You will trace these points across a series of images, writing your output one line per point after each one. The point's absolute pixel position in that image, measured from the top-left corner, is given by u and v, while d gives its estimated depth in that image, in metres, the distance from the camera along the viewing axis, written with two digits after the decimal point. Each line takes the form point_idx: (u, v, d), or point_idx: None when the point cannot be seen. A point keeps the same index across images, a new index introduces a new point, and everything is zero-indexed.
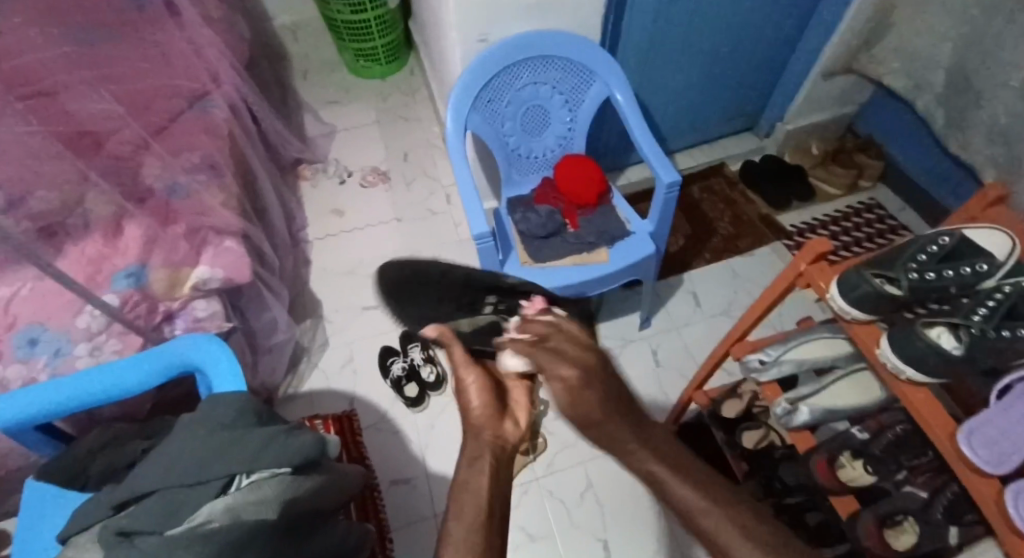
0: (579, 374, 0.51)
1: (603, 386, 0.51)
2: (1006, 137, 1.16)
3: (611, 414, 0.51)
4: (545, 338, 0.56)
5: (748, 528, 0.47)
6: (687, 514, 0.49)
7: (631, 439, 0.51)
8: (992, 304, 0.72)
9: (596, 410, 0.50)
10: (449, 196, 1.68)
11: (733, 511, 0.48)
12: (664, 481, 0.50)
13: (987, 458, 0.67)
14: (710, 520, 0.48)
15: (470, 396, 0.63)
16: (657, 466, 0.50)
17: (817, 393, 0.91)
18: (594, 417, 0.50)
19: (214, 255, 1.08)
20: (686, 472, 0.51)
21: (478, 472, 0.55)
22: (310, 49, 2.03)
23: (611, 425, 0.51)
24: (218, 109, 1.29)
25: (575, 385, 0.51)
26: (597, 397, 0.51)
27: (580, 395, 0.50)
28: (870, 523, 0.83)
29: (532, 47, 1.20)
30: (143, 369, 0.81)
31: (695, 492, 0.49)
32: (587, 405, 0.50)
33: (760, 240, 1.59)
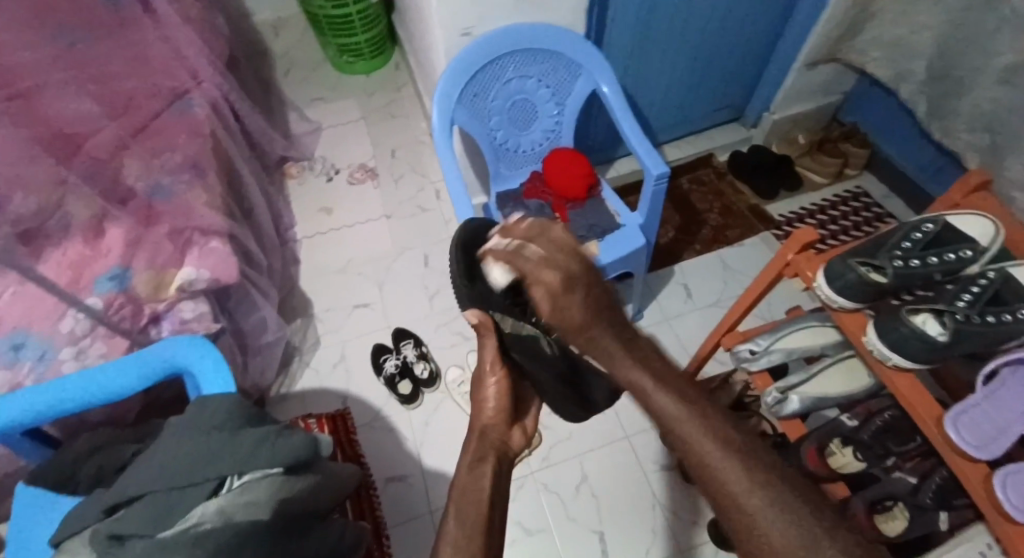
0: (561, 280, 0.53)
1: (587, 293, 0.54)
2: (988, 123, 1.17)
3: (594, 319, 0.53)
4: (527, 242, 0.58)
5: (720, 434, 0.49)
6: (664, 420, 0.51)
7: (616, 350, 0.54)
8: (977, 291, 0.74)
9: (578, 319, 0.53)
10: (438, 192, 1.67)
11: (709, 419, 0.50)
12: (647, 390, 0.52)
13: (975, 443, 0.68)
14: (686, 425, 0.49)
15: (486, 399, 0.71)
16: (641, 377, 0.52)
17: (807, 382, 0.92)
18: (576, 321, 0.53)
19: (199, 256, 1.07)
20: (668, 382, 0.52)
21: (479, 475, 0.61)
22: (293, 45, 2.00)
23: (592, 333, 0.54)
24: (200, 108, 1.27)
25: (558, 292, 0.53)
26: (579, 309, 0.53)
27: (563, 301, 0.53)
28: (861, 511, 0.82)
29: (519, 41, 1.19)
30: (131, 373, 0.80)
31: (674, 401, 0.51)
32: (569, 311, 0.53)
33: (749, 231, 1.60)
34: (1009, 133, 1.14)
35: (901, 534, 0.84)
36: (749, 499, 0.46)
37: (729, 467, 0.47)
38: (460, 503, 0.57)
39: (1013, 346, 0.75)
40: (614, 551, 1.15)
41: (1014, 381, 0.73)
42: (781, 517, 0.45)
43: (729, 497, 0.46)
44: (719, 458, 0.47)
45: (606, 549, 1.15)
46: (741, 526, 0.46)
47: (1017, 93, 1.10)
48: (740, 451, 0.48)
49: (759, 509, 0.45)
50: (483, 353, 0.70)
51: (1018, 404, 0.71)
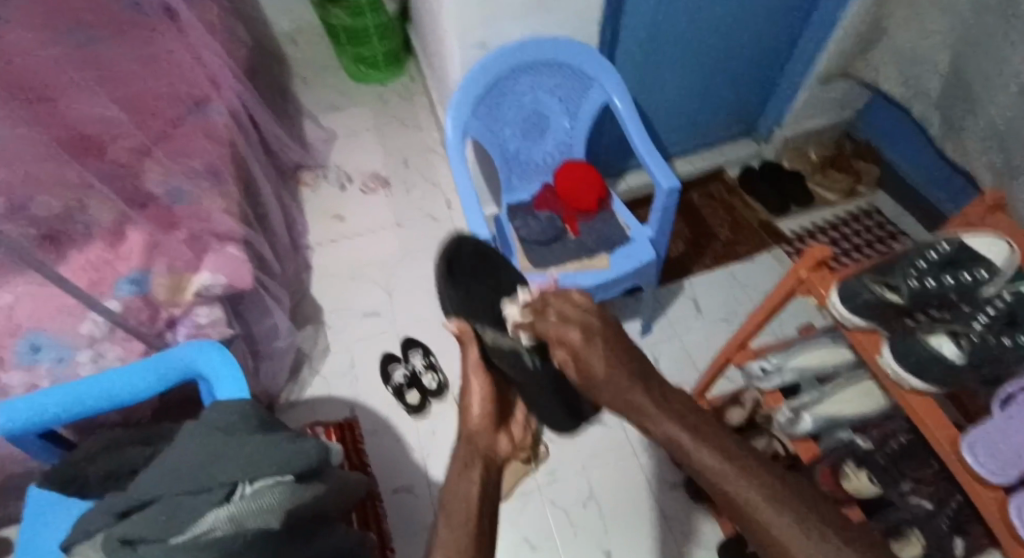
0: (580, 335, 0.57)
1: (607, 345, 0.56)
2: (1004, 143, 1.17)
3: (617, 372, 0.55)
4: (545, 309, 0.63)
5: (764, 485, 0.48)
6: (710, 479, 0.50)
7: (646, 402, 0.54)
8: (993, 314, 0.74)
9: (601, 370, 0.55)
10: (449, 202, 1.68)
11: (753, 473, 0.49)
12: (686, 446, 0.52)
13: (991, 467, 0.67)
14: (733, 484, 0.48)
15: (472, 402, 0.69)
16: (678, 430, 0.52)
17: (819, 400, 0.92)
18: (598, 376, 0.55)
19: (216, 261, 1.08)
20: (703, 435, 0.52)
21: (469, 485, 0.58)
22: (310, 55, 2.03)
23: (619, 388, 0.54)
24: (220, 115, 1.30)
25: (580, 349, 0.56)
26: (598, 359, 0.55)
27: (585, 354, 0.56)
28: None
29: (534, 54, 1.21)
30: (147, 376, 0.81)
31: (713, 455, 0.50)
32: (590, 364, 0.55)
33: (759, 246, 1.60)
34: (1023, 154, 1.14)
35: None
36: (805, 552, 0.45)
37: (778, 518, 0.47)
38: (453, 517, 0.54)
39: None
40: None
41: None
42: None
43: (785, 552, 0.46)
44: (769, 512, 0.47)
45: None
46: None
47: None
48: (788, 502, 0.47)
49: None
50: (467, 356, 0.71)
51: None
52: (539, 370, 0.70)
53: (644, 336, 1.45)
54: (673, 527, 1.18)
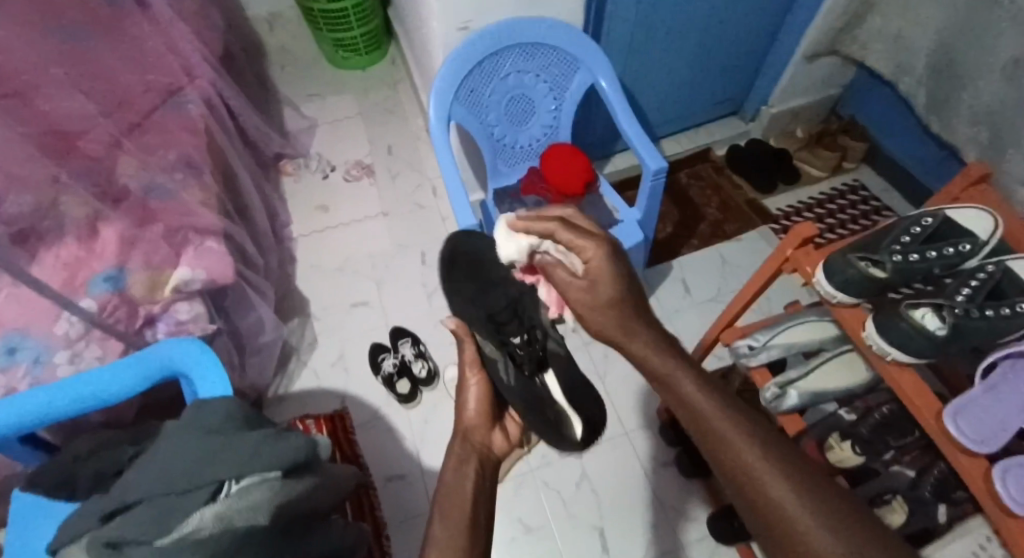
0: (598, 252, 0.59)
1: (618, 267, 0.59)
2: (988, 116, 1.17)
3: (623, 299, 0.58)
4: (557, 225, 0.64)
5: (748, 431, 0.50)
6: (694, 411, 0.53)
7: (644, 333, 0.57)
8: (976, 284, 0.74)
9: (611, 294, 0.58)
10: (435, 189, 1.66)
11: (736, 413, 0.52)
12: (679, 384, 0.54)
13: (976, 438, 0.68)
14: (713, 415, 0.52)
15: (470, 396, 0.73)
16: (679, 371, 0.54)
17: (806, 376, 0.91)
18: (609, 302, 0.58)
19: (195, 256, 1.07)
20: (704, 382, 0.54)
21: (463, 478, 0.61)
22: (287, 41, 1.98)
23: (622, 313, 0.57)
24: (194, 106, 1.27)
25: (599, 264, 0.59)
26: (609, 283, 0.58)
27: (598, 273, 0.59)
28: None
29: (516, 35, 1.18)
30: (127, 377, 0.79)
31: (705, 398, 0.53)
32: (602, 282, 0.58)
33: (746, 224, 1.60)
34: (1006, 126, 1.14)
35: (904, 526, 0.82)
36: (769, 477, 0.47)
37: (759, 462, 0.48)
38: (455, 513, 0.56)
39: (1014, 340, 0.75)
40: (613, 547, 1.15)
41: (1014, 374, 0.73)
42: (818, 518, 0.44)
43: (757, 488, 0.47)
44: (741, 440, 0.49)
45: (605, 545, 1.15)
46: (774, 519, 0.46)
47: (1014, 84, 1.10)
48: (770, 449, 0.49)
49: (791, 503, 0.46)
50: (464, 353, 0.75)
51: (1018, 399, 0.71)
52: (513, 386, 0.71)
53: None
54: (668, 507, 1.19)
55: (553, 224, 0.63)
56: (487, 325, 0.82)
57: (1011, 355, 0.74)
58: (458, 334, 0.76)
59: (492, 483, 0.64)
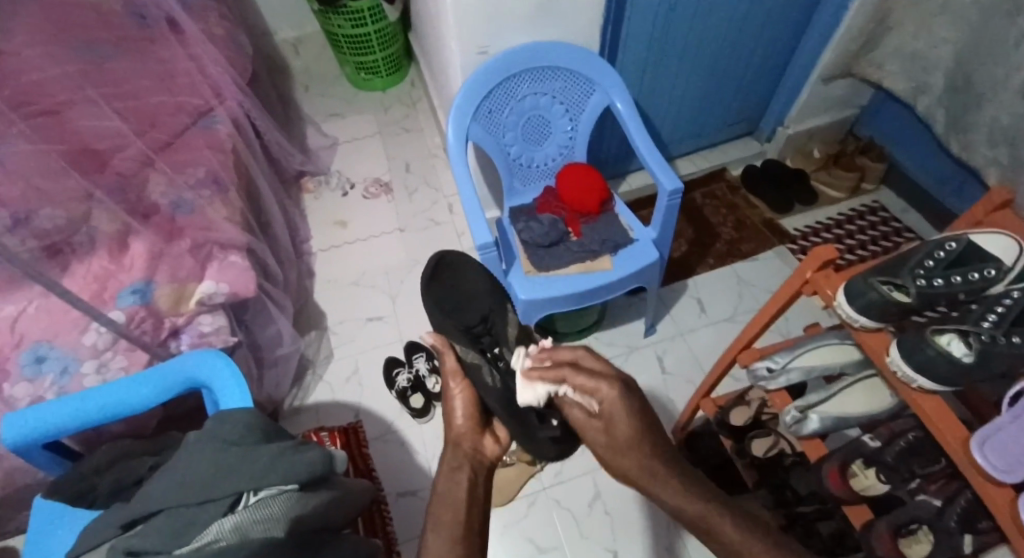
0: (614, 393, 0.71)
1: (631, 405, 0.71)
2: (1009, 136, 1.16)
3: (642, 434, 0.70)
4: (574, 363, 0.76)
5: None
6: (728, 545, 0.62)
7: (665, 469, 0.68)
8: (1002, 310, 0.72)
9: (629, 431, 0.69)
10: (451, 205, 1.68)
11: (765, 537, 0.62)
12: (713, 522, 0.64)
13: (1001, 467, 0.66)
14: (746, 545, 0.61)
15: (456, 404, 0.77)
16: (707, 509, 0.64)
17: (827, 400, 0.90)
18: (631, 438, 0.69)
19: (218, 270, 1.09)
20: (736, 520, 0.64)
21: (456, 485, 0.65)
22: (311, 63, 2.04)
23: (642, 450, 0.69)
24: (222, 125, 1.31)
25: (613, 400, 0.71)
26: (626, 423, 0.70)
27: (612, 412, 0.71)
28: (884, 531, 0.82)
29: (535, 58, 1.21)
30: (148, 387, 0.81)
31: (737, 531, 0.62)
32: (618, 425, 0.70)
33: (763, 244, 1.59)
34: None
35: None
36: None
37: None
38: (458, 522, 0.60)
39: None
40: None
41: None
42: None
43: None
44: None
45: None
46: None
47: None
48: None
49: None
50: (445, 363, 0.78)
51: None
52: (493, 387, 0.79)
53: (647, 335, 1.44)
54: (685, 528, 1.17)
55: (565, 369, 0.75)
56: (468, 335, 0.91)
57: None
58: (438, 347, 0.78)
59: (484, 486, 0.68)
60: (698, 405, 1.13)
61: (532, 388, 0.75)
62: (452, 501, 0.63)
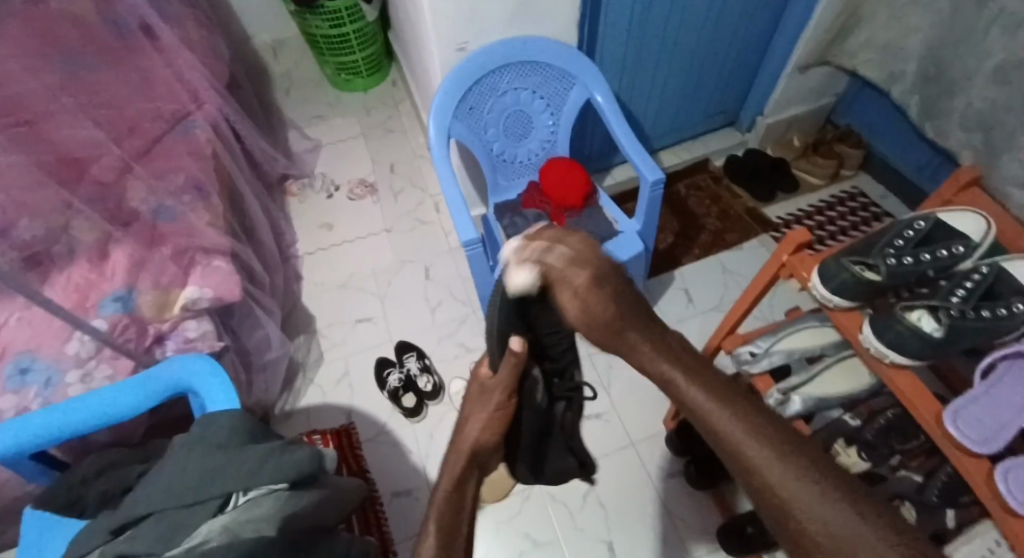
0: (588, 276, 0.45)
1: (614, 287, 0.46)
2: (981, 120, 1.18)
3: (622, 313, 0.45)
4: (551, 241, 0.47)
5: (772, 436, 0.41)
6: (697, 412, 0.43)
7: (640, 341, 0.46)
8: (971, 285, 0.75)
9: (610, 316, 0.45)
10: (437, 205, 1.69)
11: (745, 408, 0.42)
12: (676, 383, 0.44)
13: (976, 438, 0.68)
14: (723, 421, 0.41)
15: (486, 413, 0.57)
16: (674, 370, 0.45)
17: (808, 382, 0.91)
18: (610, 319, 0.45)
19: (202, 276, 1.08)
20: (715, 388, 0.43)
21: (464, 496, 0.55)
22: (292, 66, 2.03)
23: (623, 332, 0.45)
24: (201, 130, 1.30)
25: (593, 280, 0.45)
26: (609, 307, 0.45)
27: (593, 303, 0.45)
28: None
29: (512, 52, 1.21)
30: (136, 394, 0.80)
31: (711, 396, 0.43)
32: (597, 308, 0.45)
33: (746, 234, 1.61)
34: (998, 129, 1.15)
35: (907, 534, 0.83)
36: (808, 499, 0.38)
37: (785, 476, 0.39)
38: (446, 524, 0.54)
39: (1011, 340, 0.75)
40: None
41: (1010, 375, 0.73)
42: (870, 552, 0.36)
43: (786, 511, 0.39)
44: (756, 445, 0.40)
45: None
46: (802, 539, 0.38)
47: (1002, 89, 1.12)
48: (789, 447, 0.41)
49: (829, 520, 0.38)
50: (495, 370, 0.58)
51: (1016, 403, 0.70)
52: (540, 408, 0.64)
53: None
54: (676, 516, 1.19)
55: (548, 255, 0.46)
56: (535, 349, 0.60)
57: (1008, 355, 0.74)
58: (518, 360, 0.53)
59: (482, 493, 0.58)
60: None
61: (517, 278, 0.46)
62: None
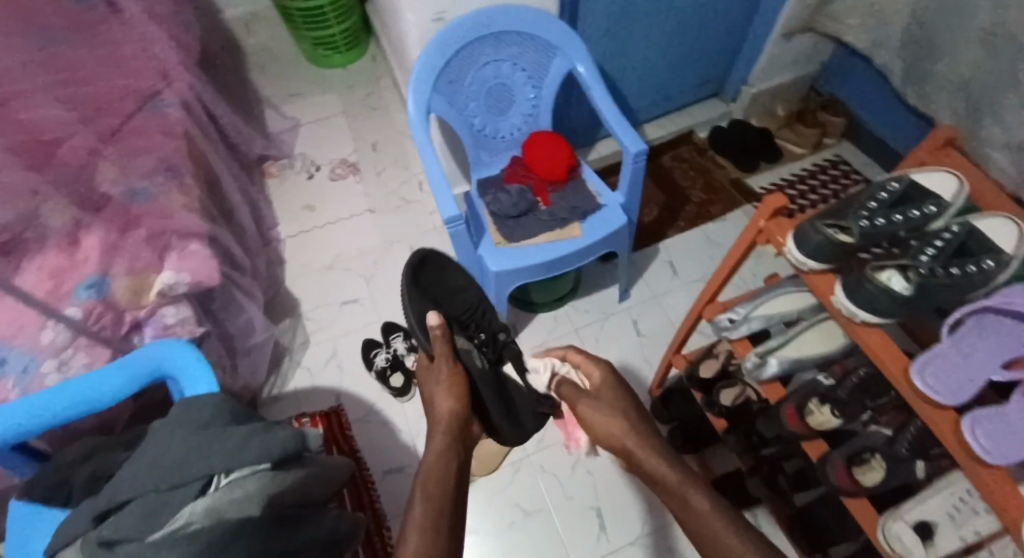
0: (603, 375, 0.83)
1: (615, 388, 0.81)
2: (965, 86, 1.17)
3: (625, 408, 0.77)
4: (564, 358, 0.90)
5: (743, 530, 0.58)
6: (697, 515, 0.61)
7: (647, 447, 0.71)
8: (941, 244, 0.76)
9: (611, 402, 0.78)
10: (421, 183, 1.67)
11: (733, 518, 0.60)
12: (673, 483, 0.66)
13: (941, 391, 0.69)
14: (714, 521, 0.60)
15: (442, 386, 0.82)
16: (667, 472, 0.67)
17: (786, 343, 0.92)
18: (618, 403, 0.78)
19: (179, 259, 1.07)
20: (687, 478, 0.66)
21: (443, 464, 0.68)
22: (267, 42, 1.97)
23: (628, 420, 0.75)
24: (173, 109, 1.27)
25: (605, 383, 0.82)
26: (611, 392, 0.80)
27: (602, 386, 0.82)
28: (841, 466, 0.84)
29: (491, 21, 1.18)
30: (115, 380, 0.79)
31: (711, 506, 0.61)
32: (604, 397, 0.80)
33: (730, 204, 1.61)
34: (982, 95, 1.14)
35: (879, 484, 0.83)
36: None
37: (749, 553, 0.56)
38: (429, 504, 0.61)
39: (980, 296, 0.75)
40: (611, 527, 1.16)
41: (981, 329, 0.73)
42: None
43: None
44: (726, 529, 0.59)
45: (604, 524, 1.17)
46: None
47: (984, 52, 1.11)
48: (755, 537, 0.58)
49: None
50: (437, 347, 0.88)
51: (977, 355, 0.71)
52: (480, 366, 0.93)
53: (621, 301, 1.45)
54: None
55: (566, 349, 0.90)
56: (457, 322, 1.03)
57: (979, 309, 0.73)
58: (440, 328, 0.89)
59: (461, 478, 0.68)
60: (671, 361, 1.17)
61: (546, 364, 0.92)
62: (439, 478, 0.65)
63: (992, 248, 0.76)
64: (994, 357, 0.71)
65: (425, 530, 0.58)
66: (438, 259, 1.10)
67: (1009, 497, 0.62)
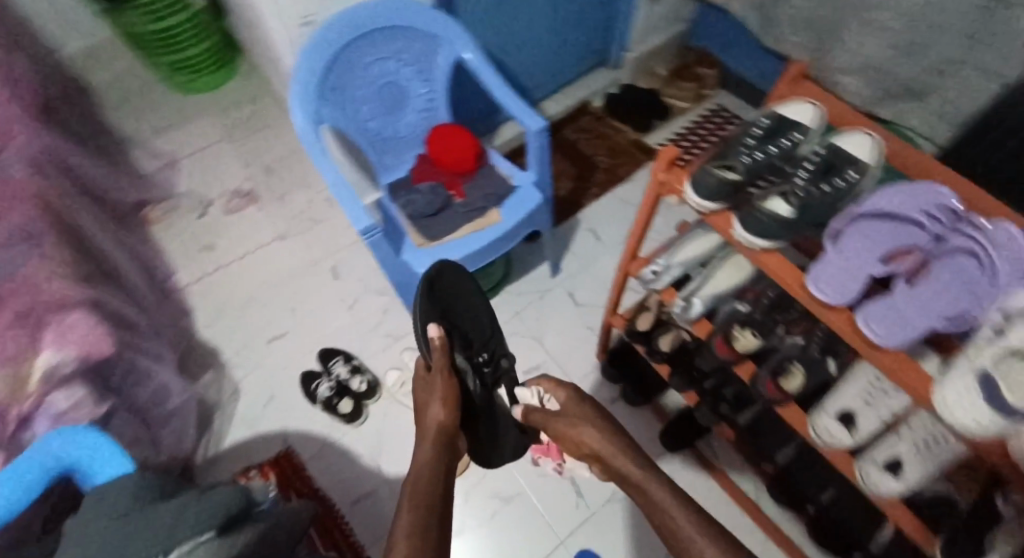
0: (565, 391, 0.81)
1: (582, 402, 0.79)
2: (805, 22, 1.23)
3: (589, 420, 0.76)
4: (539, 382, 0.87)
5: (707, 528, 0.62)
6: (664, 518, 0.65)
7: (615, 448, 0.73)
8: (811, 166, 0.81)
9: (576, 415, 0.78)
10: (327, 198, 1.59)
11: (699, 513, 0.63)
12: (644, 485, 0.68)
13: (832, 292, 0.70)
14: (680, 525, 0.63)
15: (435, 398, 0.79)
16: (636, 472, 0.70)
17: (704, 284, 0.95)
18: (580, 414, 0.78)
19: (56, 336, 0.95)
20: (651, 475, 0.69)
21: (428, 471, 0.66)
22: (119, 75, 1.80)
23: (594, 429, 0.75)
24: (18, 169, 1.13)
25: (567, 401, 0.80)
26: (575, 406, 0.79)
27: (567, 403, 0.80)
28: (767, 379, 0.88)
29: (364, 19, 1.12)
30: (9, 486, 0.69)
31: (678, 505, 0.65)
32: (568, 410, 0.79)
33: (633, 163, 1.65)
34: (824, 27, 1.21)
35: (802, 388, 0.87)
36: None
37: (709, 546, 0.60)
38: (417, 506, 0.60)
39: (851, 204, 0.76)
40: (589, 494, 1.17)
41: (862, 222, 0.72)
42: None
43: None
44: (691, 527, 0.62)
45: (581, 493, 1.17)
46: None
47: None
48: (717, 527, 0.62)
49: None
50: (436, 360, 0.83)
51: (866, 244, 0.70)
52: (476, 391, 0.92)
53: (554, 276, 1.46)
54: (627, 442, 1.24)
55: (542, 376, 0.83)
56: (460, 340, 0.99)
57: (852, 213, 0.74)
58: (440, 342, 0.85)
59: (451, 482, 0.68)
60: (611, 323, 1.18)
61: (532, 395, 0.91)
62: (428, 481, 0.64)
63: (854, 161, 0.80)
64: (881, 241, 0.70)
65: (414, 533, 0.56)
66: (451, 278, 1.02)
67: (907, 371, 0.65)
